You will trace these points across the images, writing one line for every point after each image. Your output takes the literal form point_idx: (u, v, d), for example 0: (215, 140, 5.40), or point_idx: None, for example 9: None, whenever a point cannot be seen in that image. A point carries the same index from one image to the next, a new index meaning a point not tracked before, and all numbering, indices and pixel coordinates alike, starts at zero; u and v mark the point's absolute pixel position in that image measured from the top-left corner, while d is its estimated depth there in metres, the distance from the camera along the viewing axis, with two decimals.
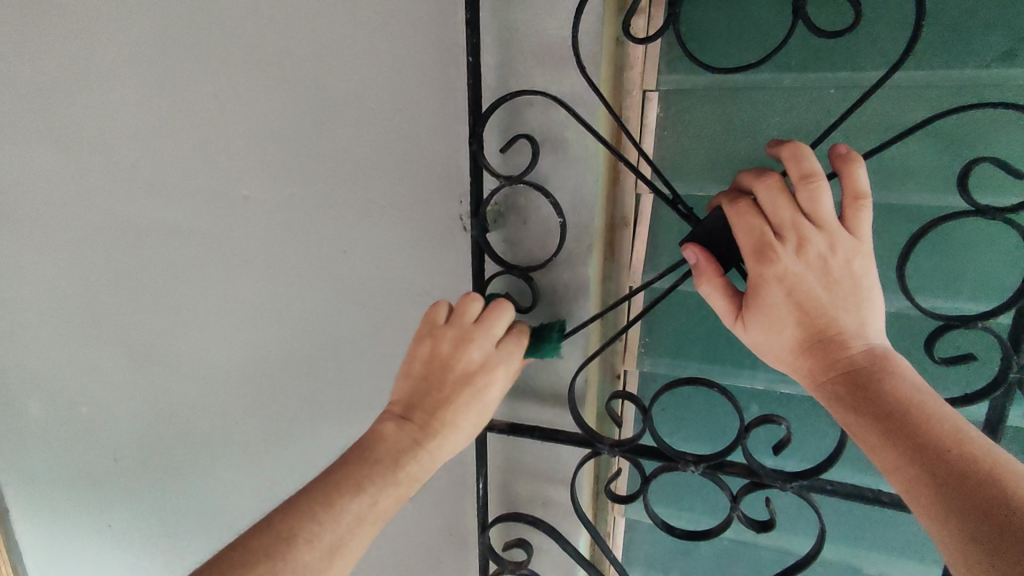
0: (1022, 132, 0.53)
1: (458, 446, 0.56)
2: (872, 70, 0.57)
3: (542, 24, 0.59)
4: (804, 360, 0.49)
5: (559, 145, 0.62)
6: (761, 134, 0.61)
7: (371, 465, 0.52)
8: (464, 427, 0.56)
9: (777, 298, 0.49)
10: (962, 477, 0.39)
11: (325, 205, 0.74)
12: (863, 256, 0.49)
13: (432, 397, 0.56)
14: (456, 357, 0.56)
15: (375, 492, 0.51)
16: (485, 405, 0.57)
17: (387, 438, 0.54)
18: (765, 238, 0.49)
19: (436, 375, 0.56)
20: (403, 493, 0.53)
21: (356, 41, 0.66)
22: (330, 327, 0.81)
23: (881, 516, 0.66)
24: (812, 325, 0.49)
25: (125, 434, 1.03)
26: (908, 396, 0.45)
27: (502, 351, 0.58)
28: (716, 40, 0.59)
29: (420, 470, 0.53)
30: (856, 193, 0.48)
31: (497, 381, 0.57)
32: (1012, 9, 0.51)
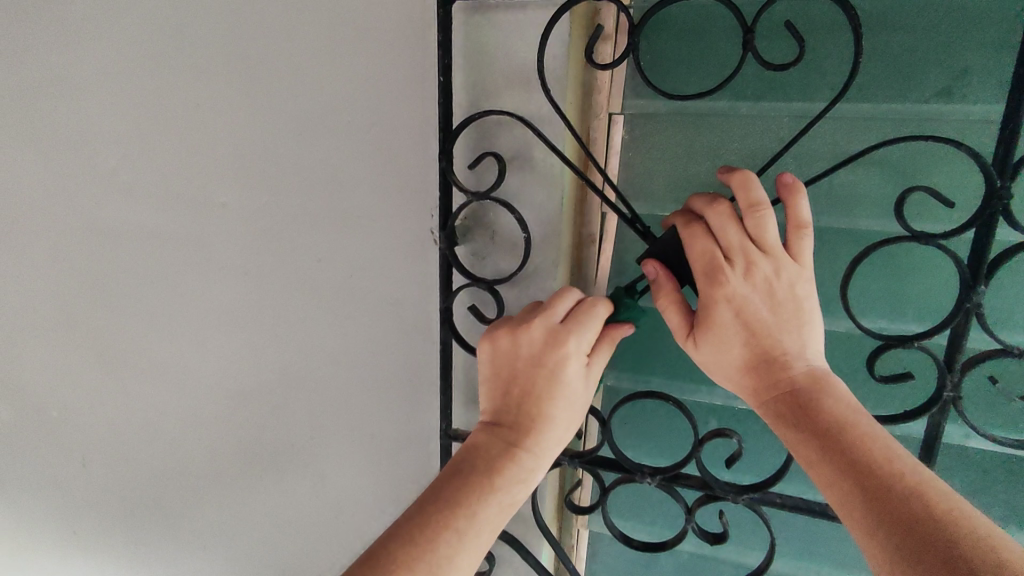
0: (958, 165, 0.56)
1: (555, 437, 0.58)
2: (821, 101, 0.60)
3: (511, 48, 0.62)
4: (750, 379, 0.52)
5: (525, 163, 0.65)
6: (720, 157, 0.64)
7: (466, 478, 0.55)
8: (551, 415, 0.57)
9: (725, 319, 0.52)
10: (888, 491, 0.42)
11: (302, 215, 0.76)
12: (805, 280, 0.52)
13: (515, 392, 0.58)
14: (524, 349, 0.58)
15: (477, 500, 0.54)
16: (569, 388, 0.57)
17: (482, 450, 0.57)
18: (716, 260, 0.51)
19: (513, 372, 0.58)
20: (512, 491, 0.55)
21: (334, 56, 0.68)
22: (303, 334, 0.82)
23: (832, 530, 0.68)
24: (757, 345, 0.52)
25: (95, 440, 1.02)
26: (843, 414, 0.48)
27: (572, 327, 0.57)
28: (676, 68, 0.62)
29: (520, 470, 0.56)
30: (799, 222, 0.51)
31: (571, 358, 0.57)
32: (946, 50, 0.55)
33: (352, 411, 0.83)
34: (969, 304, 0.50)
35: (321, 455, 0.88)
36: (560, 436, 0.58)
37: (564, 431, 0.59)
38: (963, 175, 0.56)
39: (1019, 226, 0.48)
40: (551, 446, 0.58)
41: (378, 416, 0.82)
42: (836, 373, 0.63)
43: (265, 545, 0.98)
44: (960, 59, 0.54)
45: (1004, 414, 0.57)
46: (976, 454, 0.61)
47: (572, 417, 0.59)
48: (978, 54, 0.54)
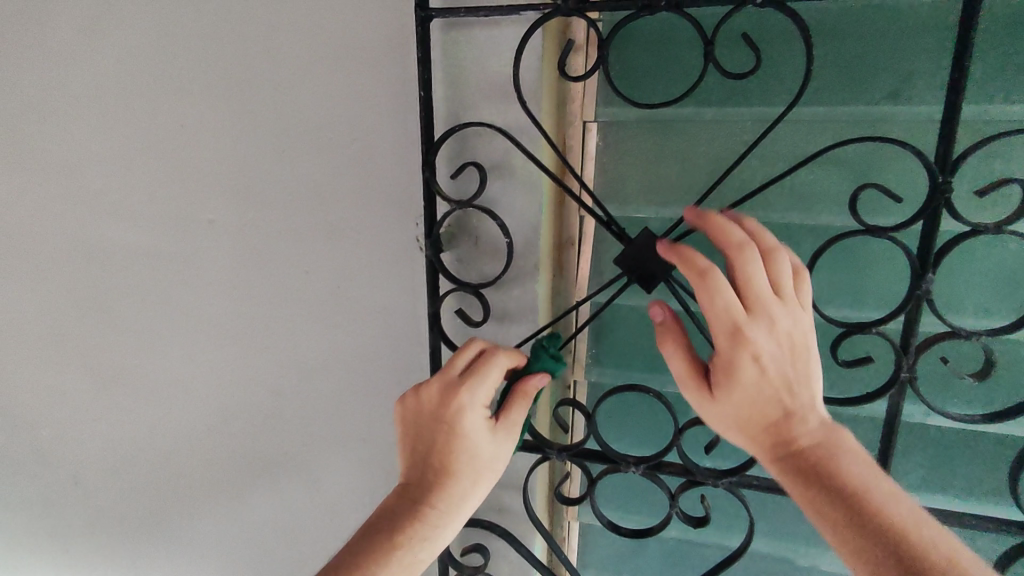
0: (906, 162, 0.60)
1: (460, 490, 0.59)
2: (780, 105, 0.64)
3: (487, 62, 0.65)
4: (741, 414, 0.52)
5: (505, 171, 0.68)
6: (689, 161, 0.68)
7: (370, 542, 0.57)
8: (455, 473, 0.59)
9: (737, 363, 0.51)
10: (878, 522, 0.44)
11: (289, 227, 0.78)
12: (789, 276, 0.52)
13: (423, 449, 0.60)
14: (426, 404, 0.60)
15: (376, 563, 0.56)
16: (470, 438, 0.59)
17: (389, 508, 0.59)
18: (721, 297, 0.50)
19: (420, 429, 0.61)
20: (416, 548, 0.57)
21: (317, 73, 0.71)
22: (293, 344, 0.83)
23: (808, 509, 0.72)
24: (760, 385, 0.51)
25: (88, 458, 1.03)
26: (825, 439, 0.50)
27: (466, 380, 0.60)
28: (644, 77, 0.66)
29: (422, 526, 0.58)
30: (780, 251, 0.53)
31: (467, 409, 0.59)
32: (891, 56, 0.59)
33: (344, 418, 0.85)
34: (919, 291, 0.54)
35: (315, 462, 0.89)
36: (467, 486, 0.59)
37: (473, 486, 0.60)
38: (912, 172, 0.60)
39: (960, 217, 0.52)
40: (457, 498, 0.59)
41: (371, 421, 0.84)
42: None
43: (262, 554, 0.99)
44: (904, 64, 0.59)
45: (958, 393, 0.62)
46: (935, 431, 0.66)
47: (483, 470, 0.60)
48: (919, 60, 0.58)
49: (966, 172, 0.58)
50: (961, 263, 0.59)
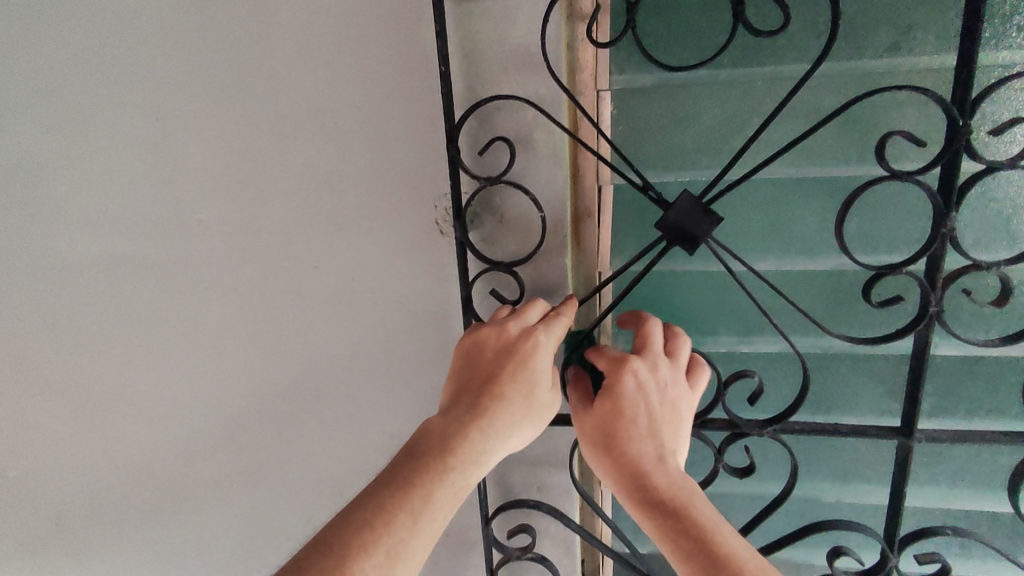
0: (912, 111, 0.64)
1: (512, 421, 0.60)
2: (789, 63, 0.66)
3: (503, 33, 0.63)
4: (621, 415, 0.57)
5: (528, 145, 0.66)
6: (703, 124, 0.69)
7: (422, 459, 0.56)
8: (510, 405, 0.59)
9: (626, 392, 0.58)
10: (691, 529, 0.50)
11: (294, 222, 0.73)
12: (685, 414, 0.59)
13: (483, 376, 0.60)
14: (488, 344, 0.61)
15: (432, 482, 0.55)
16: (536, 374, 0.60)
17: (439, 430, 0.58)
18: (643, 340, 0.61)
19: (481, 360, 0.61)
20: (465, 475, 0.57)
21: (320, 57, 0.67)
22: (304, 347, 0.79)
23: (832, 448, 0.77)
24: (647, 403, 0.57)
25: (57, 505, 0.91)
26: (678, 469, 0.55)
27: (543, 323, 0.61)
28: (661, 41, 0.66)
29: (474, 451, 0.57)
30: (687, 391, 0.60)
31: (541, 348, 0.60)
32: (892, 10, 0.62)
33: (362, 420, 0.81)
34: (944, 229, 0.57)
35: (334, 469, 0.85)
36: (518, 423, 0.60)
37: (523, 423, 0.61)
38: (918, 120, 0.64)
39: (978, 158, 0.55)
40: (507, 426, 0.59)
41: (392, 420, 0.81)
42: (825, 305, 0.72)
43: None
44: (904, 17, 0.62)
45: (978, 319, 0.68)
46: (942, 361, 0.72)
47: (534, 411, 0.61)
48: (922, 12, 0.62)
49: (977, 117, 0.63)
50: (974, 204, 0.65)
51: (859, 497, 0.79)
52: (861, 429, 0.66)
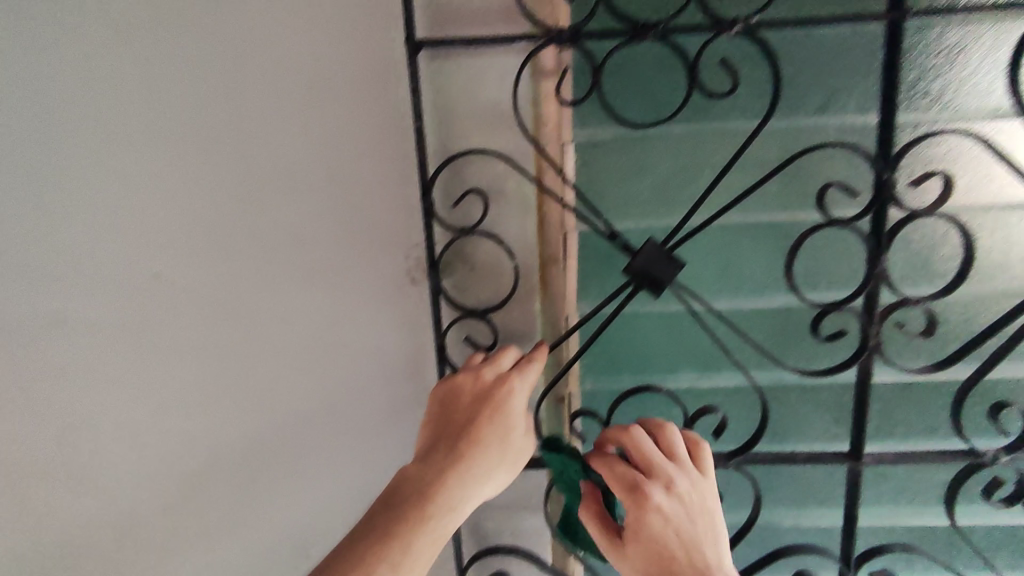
0: (843, 165, 0.71)
1: (488, 466, 0.61)
2: (737, 120, 0.71)
3: (474, 90, 0.66)
4: (649, 550, 0.60)
5: (498, 197, 0.69)
6: (659, 174, 0.74)
7: (399, 508, 0.55)
8: (488, 449, 0.61)
9: (653, 521, 0.60)
10: None
11: (259, 275, 0.72)
12: (714, 516, 0.61)
13: (458, 422, 0.62)
14: (464, 394, 0.63)
15: (413, 528, 0.54)
16: (509, 419, 0.62)
17: (417, 475, 0.58)
18: (643, 460, 0.63)
19: (455, 407, 0.63)
20: (444, 521, 0.56)
21: (288, 112, 0.67)
22: (267, 401, 0.76)
23: (792, 476, 0.81)
24: (670, 529, 0.60)
25: None
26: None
27: (514, 370, 0.64)
28: (620, 98, 0.70)
29: (452, 496, 0.57)
30: (706, 492, 0.62)
31: (514, 393, 0.63)
32: (821, 77, 0.69)
33: (330, 476, 0.78)
34: (877, 270, 0.64)
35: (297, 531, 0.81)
36: (491, 467, 0.61)
37: (498, 469, 0.62)
38: (850, 173, 0.72)
39: (899, 207, 0.63)
40: (483, 471, 0.60)
41: (362, 473, 0.78)
42: (777, 341, 0.77)
43: None
44: (832, 82, 0.69)
45: (912, 349, 0.74)
46: (881, 388, 0.78)
47: (510, 456, 0.63)
48: (846, 77, 0.69)
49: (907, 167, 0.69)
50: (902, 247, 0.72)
51: (815, 521, 0.83)
52: (815, 456, 0.71)
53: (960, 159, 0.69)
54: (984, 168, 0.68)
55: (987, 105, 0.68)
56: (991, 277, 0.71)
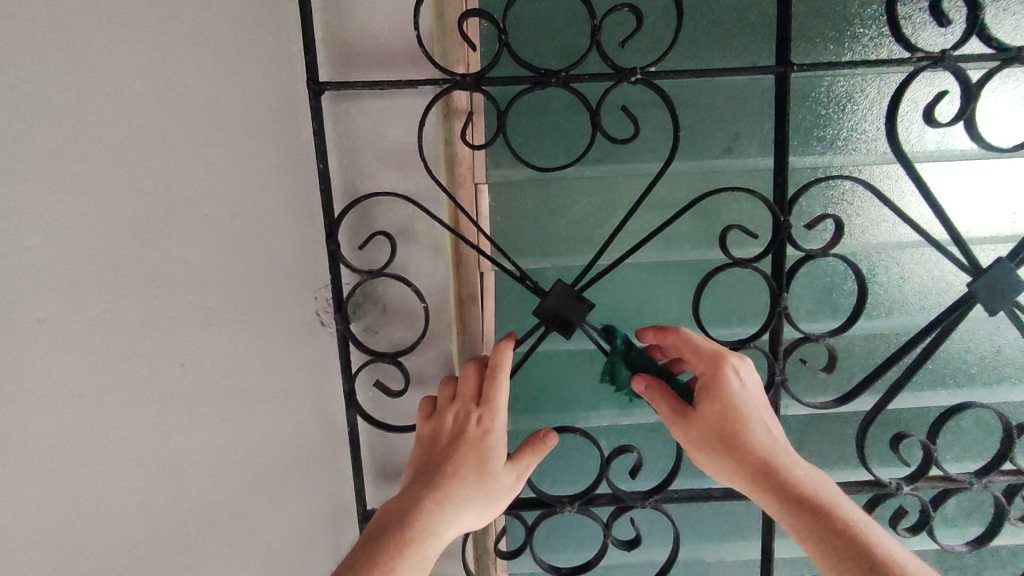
0: (748, 205, 0.74)
1: (468, 491, 0.57)
2: (646, 162, 0.74)
3: (382, 132, 0.65)
4: (742, 466, 0.56)
5: (409, 237, 0.68)
6: (573, 213, 0.75)
7: (381, 535, 0.52)
8: (462, 481, 0.57)
9: (715, 407, 0.57)
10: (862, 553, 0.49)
11: (158, 318, 0.68)
12: (765, 412, 0.58)
13: (439, 446, 0.59)
14: (443, 430, 0.60)
15: (392, 557, 0.51)
16: (488, 437, 0.58)
17: (400, 500, 0.56)
18: (693, 354, 0.59)
19: (438, 428, 0.60)
20: (426, 546, 0.53)
21: (187, 148, 0.64)
22: (165, 454, 0.70)
23: (710, 510, 0.82)
24: (749, 439, 0.56)
25: None
26: (852, 517, 0.51)
27: (489, 378, 0.60)
28: (532, 141, 0.72)
29: (433, 519, 0.54)
30: (757, 387, 0.59)
31: (490, 411, 0.59)
32: (723, 122, 0.72)
33: (239, 528, 0.74)
34: (779, 307, 0.65)
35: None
36: (476, 488, 0.57)
37: (481, 490, 0.57)
38: (754, 212, 0.74)
39: (798, 247, 0.64)
40: (465, 493, 0.56)
41: (272, 524, 0.74)
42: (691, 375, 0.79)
43: None
44: (733, 127, 0.73)
45: (818, 382, 0.79)
46: (792, 420, 0.80)
47: (487, 487, 0.58)
48: (746, 122, 0.73)
49: (800, 209, 0.75)
50: (803, 286, 0.77)
51: (736, 554, 0.84)
52: (730, 492, 0.70)
53: (851, 201, 0.75)
54: (871, 210, 0.75)
55: (873, 151, 0.74)
56: (882, 309, 0.78)
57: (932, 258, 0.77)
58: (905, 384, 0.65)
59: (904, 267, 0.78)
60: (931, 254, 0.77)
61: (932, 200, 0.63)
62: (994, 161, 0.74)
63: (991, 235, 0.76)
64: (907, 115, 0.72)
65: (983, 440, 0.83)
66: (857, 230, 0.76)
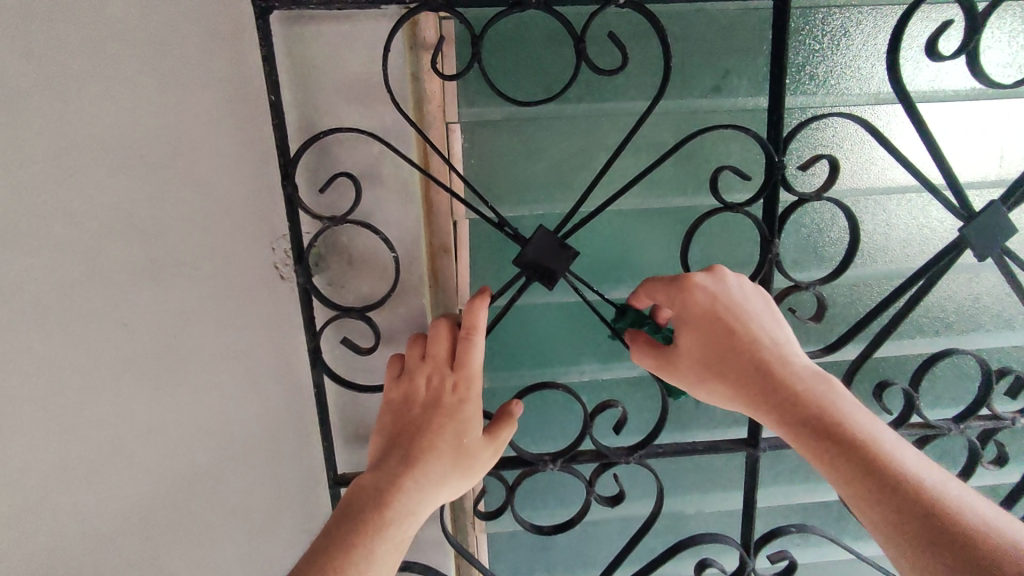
0: (737, 147, 0.70)
1: (445, 467, 0.53)
2: (631, 100, 0.68)
3: (342, 61, 0.58)
4: (740, 386, 0.54)
5: (375, 180, 0.62)
6: (553, 156, 0.69)
7: (356, 513, 0.48)
8: (439, 454, 0.53)
9: (694, 305, 0.56)
10: (858, 449, 0.48)
11: (94, 274, 0.60)
12: (755, 313, 0.56)
13: (414, 414, 0.55)
14: (417, 396, 0.55)
15: (371, 536, 0.47)
16: (466, 408, 0.55)
17: (374, 474, 0.52)
18: (660, 288, 0.57)
19: (411, 396, 0.56)
20: (405, 524, 0.49)
21: (116, 77, 0.56)
22: (110, 422, 0.64)
23: (694, 464, 0.81)
24: (744, 352, 0.54)
25: None
26: (848, 416, 0.50)
27: (465, 338, 0.55)
28: (509, 76, 0.66)
29: (411, 495, 0.51)
30: (738, 291, 0.57)
31: (468, 379, 0.55)
32: (713, 57, 0.67)
33: (200, 499, 0.69)
34: (770, 254, 0.62)
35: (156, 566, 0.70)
36: (452, 462, 0.54)
37: (458, 466, 0.54)
38: (742, 154, 0.71)
39: (791, 190, 0.61)
40: (443, 467, 0.53)
41: (235, 490, 0.70)
42: None
43: None
44: (724, 62, 0.68)
45: (803, 331, 0.78)
46: None
47: (467, 461, 0.55)
48: (737, 58, 0.68)
49: (789, 152, 0.72)
50: (791, 231, 0.74)
51: (717, 506, 0.84)
52: (715, 445, 0.69)
53: (842, 143, 0.72)
54: (863, 152, 0.72)
55: (868, 90, 0.71)
56: (868, 256, 0.76)
57: (921, 204, 0.75)
58: (892, 333, 0.64)
59: (892, 213, 0.75)
60: (920, 199, 0.75)
61: (928, 138, 0.59)
62: (987, 101, 0.71)
63: (979, 179, 0.73)
64: (905, 50, 0.68)
65: (961, 387, 0.83)
66: (846, 174, 0.73)
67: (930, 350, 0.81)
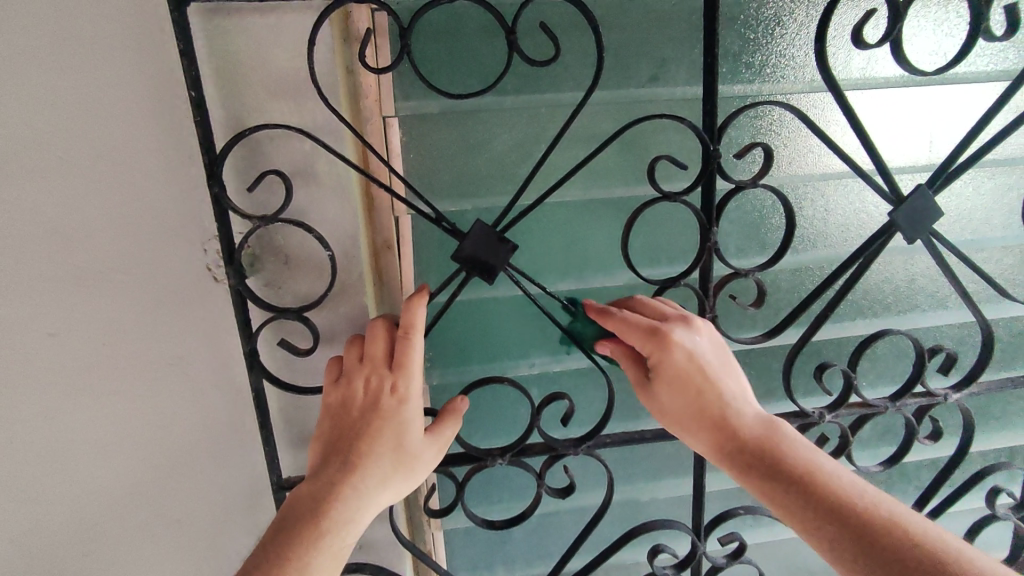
0: (677, 137, 0.71)
1: (385, 470, 0.53)
2: (569, 91, 0.68)
3: (267, 54, 0.56)
4: (706, 435, 0.57)
5: (309, 177, 0.60)
6: (493, 149, 0.69)
7: (292, 526, 0.48)
8: (378, 458, 0.53)
9: (671, 362, 0.57)
10: (818, 501, 0.50)
11: (12, 281, 0.57)
12: (723, 368, 0.58)
13: (352, 418, 0.54)
14: (354, 398, 0.54)
15: (307, 547, 0.47)
16: (405, 409, 0.54)
17: (312, 484, 0.51)
18: (637, 334, 0.57)
19: (348, 399, 0.54)
20: (343, 532, 0.49)
21: (24, 74, 0.53)
22: (39, 436, 0.62)
23: (645, 451, 0.82)
24: (709, 410, 0.56)
25: None
26: (807, 463, 0.53)
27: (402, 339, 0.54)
28: (444, 67, 0.65)
29: (348, 503, 0.50)
30: (709, 351, 0.58)
31: (405, 379, 0.54)
32: (649, 47, 0.68)
33: (141, 512, 0.67)
34: (709, 242, 0.62)
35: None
36: (391, 466, 0.53)
37: (398, 468, 0.53)
38: (682, 144, 0.71)
39: (728, 178, 0.61)
40: (382, 471, 0.52)
41: (178, 499, 0.68)
42: None
43: None
44: (660, 51, 0.68)
45: (747, 317, 0.79)
46: None
47: (408, 463, 0.54)
48: (673, 47, 0.68)
49: (726, 141, 0.72)
50: (733, 219, 0.75)
51: (669, 491, 0.85)
52: (662, 433, 0.70)
53: (779, 131, 0.73)
54: (799, 140, 0.73)
55: (802, 78, 0.72)
56: (808, 242, 0.78)
57: (856, 189, 0.77)
58: (828, 316, 0.65)
59: (829, 200, 0.77)
60: (856, 185, 0.77)
61: (858, 126, 0.61)
62: (913, 88, 0.73)
63: (910, 164, 0.76)
64: (835, 39, 0.69)
65: (897, 366, 0.86)
66: (784, 161, 0.74)
67: (868, 332, 0.84)
